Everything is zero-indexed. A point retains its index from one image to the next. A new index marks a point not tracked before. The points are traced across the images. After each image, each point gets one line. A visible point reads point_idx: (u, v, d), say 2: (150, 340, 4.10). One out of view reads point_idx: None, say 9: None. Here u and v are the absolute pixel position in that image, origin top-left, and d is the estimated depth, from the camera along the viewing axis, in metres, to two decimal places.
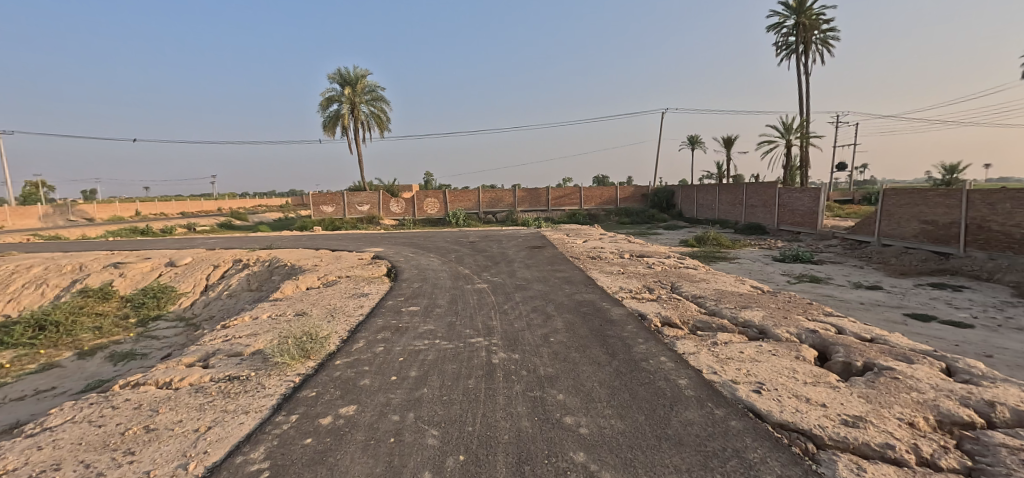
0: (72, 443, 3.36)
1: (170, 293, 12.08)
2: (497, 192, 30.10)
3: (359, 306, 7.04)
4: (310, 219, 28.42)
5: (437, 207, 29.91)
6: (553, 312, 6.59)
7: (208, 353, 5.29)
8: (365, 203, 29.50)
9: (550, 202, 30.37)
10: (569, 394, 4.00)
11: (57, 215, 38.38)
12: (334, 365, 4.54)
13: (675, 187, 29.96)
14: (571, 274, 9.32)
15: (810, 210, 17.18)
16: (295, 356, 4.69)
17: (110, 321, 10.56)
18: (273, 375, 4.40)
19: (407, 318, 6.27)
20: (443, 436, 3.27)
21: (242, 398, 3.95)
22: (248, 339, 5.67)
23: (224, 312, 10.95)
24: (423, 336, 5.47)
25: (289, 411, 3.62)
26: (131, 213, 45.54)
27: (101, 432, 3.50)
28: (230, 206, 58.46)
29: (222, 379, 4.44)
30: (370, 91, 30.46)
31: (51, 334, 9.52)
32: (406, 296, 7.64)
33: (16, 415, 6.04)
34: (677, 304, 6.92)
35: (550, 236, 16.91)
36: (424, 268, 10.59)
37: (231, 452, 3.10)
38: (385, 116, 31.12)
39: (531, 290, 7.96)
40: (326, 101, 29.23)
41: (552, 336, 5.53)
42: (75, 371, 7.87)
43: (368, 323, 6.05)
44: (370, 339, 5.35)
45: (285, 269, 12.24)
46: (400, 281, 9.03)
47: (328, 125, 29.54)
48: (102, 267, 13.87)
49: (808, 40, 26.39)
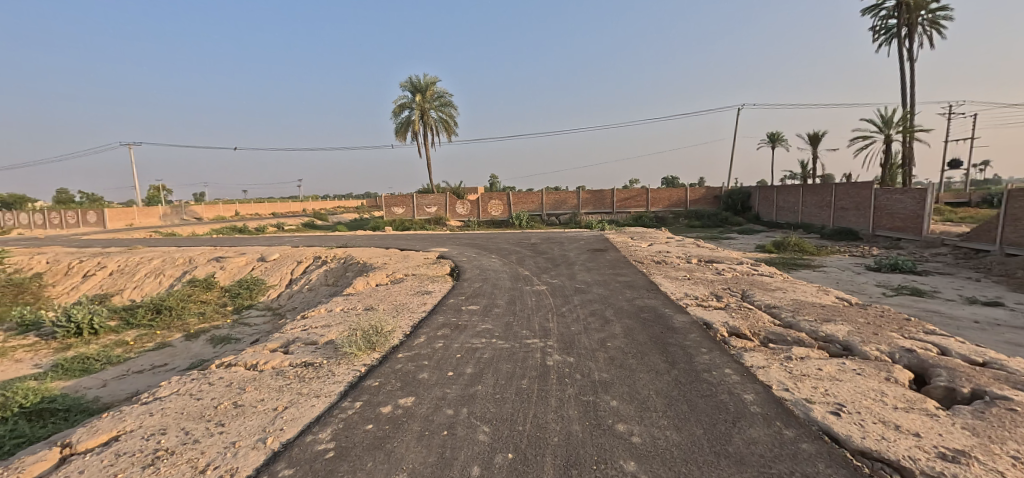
0: (176, 412, 3.87)
1: (261, 285, 13.41)
2: (561, 194, 29.97)
3: (423, 303, 7.37)
4: (383, 219, 30.17)
5: (501, 208, 30.35)
6: (612, 317, 6.44)
7: (289, 340, 5.83)
8: (433, 204, 30.73)
9: (615, 204, 29.72)
10: (624, 401, 3.92)
11: (174, 214, 44.17)
12: (396, 358, 4.80)
13: (752, 188, 28.03)
14: (633, 279, 9.09)
15: (913, 213, 15.34)
16: (362, 347, 5.04)
17: (212, 308, 11.92)
18: (342, 363, 4.75)
19: (467, 317, 6.45)
20: (493, 433, 3.36)
21: (315, 382, 4.31)
22: (322, 329, 6.16)
23: (306, 303, 11.95)
24: (481, 334, 5.62)
25: (354, 397, 3.90)
26: (232, 213, 51.15)
27: (200, 404, 4.00)
28: (314, 206, 63.88)
29: (300, 364, 4.88)
30: (439, 98, 31.63)
31: (166, 317, 10.99)
32: (468, 295, 7.88)
33: (137, 385, 7.06)
34: (747, 313, 6.50)
35: (613, 239, 16.58)
36: (485, 268, 10.83)
37: (303, 431, 3.40)
38: (453, 121, 32.22)
39: (590, 294, 7.87)
40: (398, 108, 30.89)
41: (609, 340, 5.44)
42: (183, 350, 8.99)
43: (430, 319, 6.32)
44: (431, 335, 5.59)
45: (358, 266, 13.09)
46: (463, 280, 9.33)
47: (399, 130, 31.12)
48: (207, 261, 15.68)
49: (913, 21, 23.56)
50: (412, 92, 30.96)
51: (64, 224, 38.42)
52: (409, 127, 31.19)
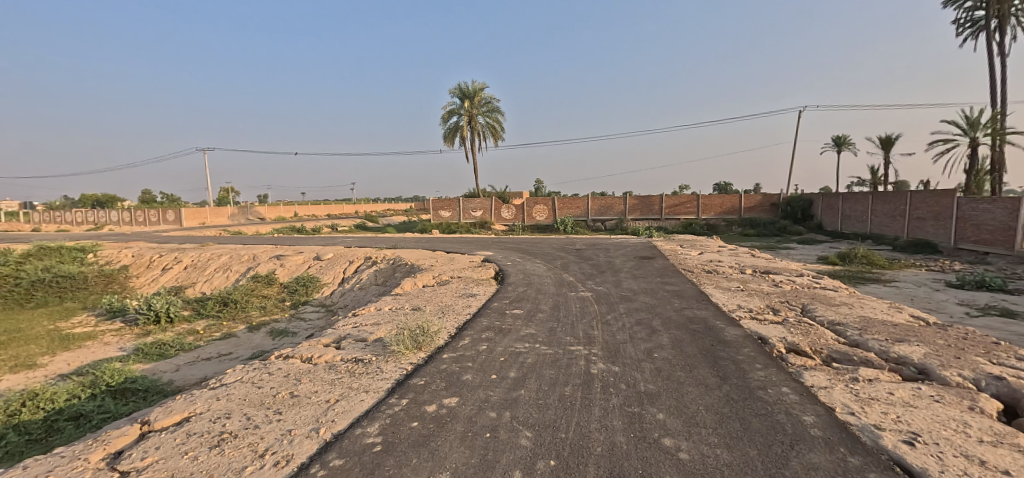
0: (240, 398, 4.14)
1: (316, 283, 14.11)
2: (607, 200, 29.51)
3: (467, 305, 7.47)
4: (430, 222, 30.94)
5: (546, 213, 30.26)
6: (659, 327, 6.25)
7: (341, 336, 6.09)
8: (478, 208, 31.20)
9: (664, 211, 28.88)
10: (671, 414, 3.78)
11: (241, 214, 47.48)
12: (441, 358, 4.90)
13: (815, 196, 26.37)
14: (683, 288, 8.78)
15: (1003, 225, 13.87)
16: (409, 346, 5.18)
17: (272, 302, 12.68)
18: (391, 361, 4.90)
19: (511, 321, 6.48)
20: (535, 438, 3.34)
21: (365, 378, 4.48)
22: (372, 327, 6.39)
23: (356, 301, 12.45)
24: (525, 339, 5.62)
25: (401, 394, 4.01)
26: (291, 214, 54.22)
27: (260, 392, 4.26)
28: (366, 209, 66.64)
29: (351, 359, 5.08)
30: (486, 103, 32.14)
31: (232, 309, 11.82)
32: (512, 299, 7.92)
33: (205, 370, 7.63)
34: (808, 329, 6.10)
35: (661, 247, 16.11)
36: (529, 273, 10.83)
37: (352, 424, 3.54)
38: (500, 126, 32.57)
39: (637, 302, 7.67)
40: (447, 114, 31.64)
41: (656, 351, 5.28)
42: (246, 340, 9.63)
43: (475, 322, 6.39)
44: (475, 337, 5.66)
45: (406, 268, 13.50)
46: (507, 284, 9.38)
47: (448, 136, 31.87)
48: (268, 258, 16.69)
49: (1005, 12, 21.36)
50: (461, 99, 31.61)
51: (146, 221, 42.22)
52: (457, 133, 31.86)
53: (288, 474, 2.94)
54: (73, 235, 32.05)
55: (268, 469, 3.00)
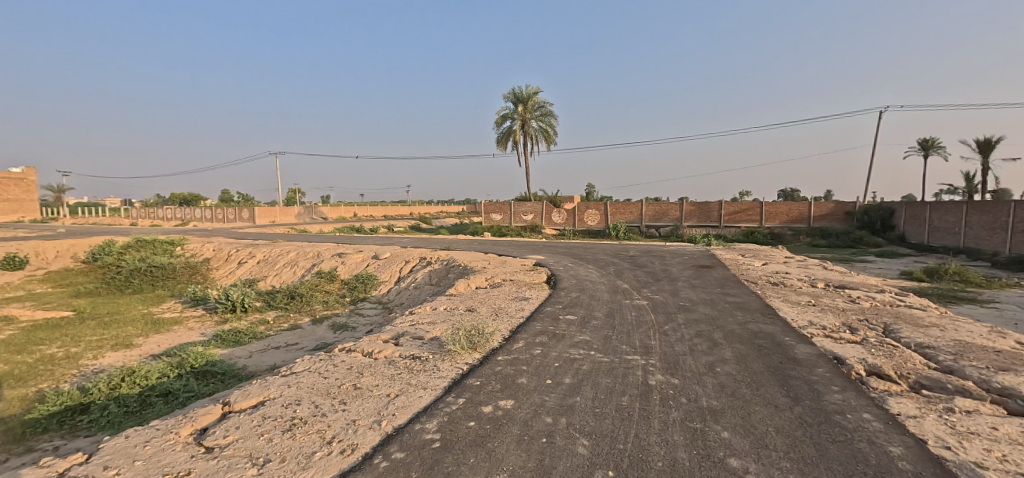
0: (308, 387, 4.39)
1: (374, 281, 14.71)
2: (662, 206, 28.56)
3: (520, 308, 7.49)
4: (482, 225, 31.41)
5: (597, 218, 29.70)
6: (721, 340, 5.95)
7: (399, 333, 6.30)
8: (530, 212, 31.31)
9: (723, 218, 27.52)
10: (737, 434, 3.58)
11: (306, 213, 50.58)
12: (496, 360, 4.93)
13: (897, 204, 24.12)
14: (746, 300, 8.31)
15: None
16: (464, 346, 5.26)
17: (334, 297, 13.37)
18: (447, 360, 5.00)
19: (564, 326, 6.41)
20: (592, 447, 3.28)
21: (422, 375, 4.60)
22: (428, 325, 6.56)
23: (412, 300, 12.86)
24: (579, 345, 5.54)
25: (458, 394, 4.08)
26: (352, 215, 57.02)
27: (326, 382, 4.48)
28: (420, 210, 68.91)
29: (409, 356, 5.24)
30: (540, 108, 32.20)
31: (298, 302, 12.58)
32: (565, 304, 7.84)
33: (274, 358, 8.17)
34: (891, 351, 5.58)
35: (721, 255, 15.36)
36: (582, 278, 10.69)
37: (412, 419, 3.64)
38: (553, 130, 32.51)
39: (696, 313, 7.35)
40: (501, 119, 32.02)
41: (719, 365, 5.03)
42: (310, 332, 10.21)
43: (528, 326, 6.39)
44: (529, 341, 5.66)
45: (459, 269, 13.78)
46: (560, 289, 9.31)
47: (501, 140, 32.25)
48: (331, 255, 17.63)
49: None
50: (515, 103, 31.90)
51: (224, 219, 45.98)
52: (510, 137, 32.15)
53: (354, 463, 3.06)
54: (166, 230, 35.66)
55: (335, 456, 3.15)
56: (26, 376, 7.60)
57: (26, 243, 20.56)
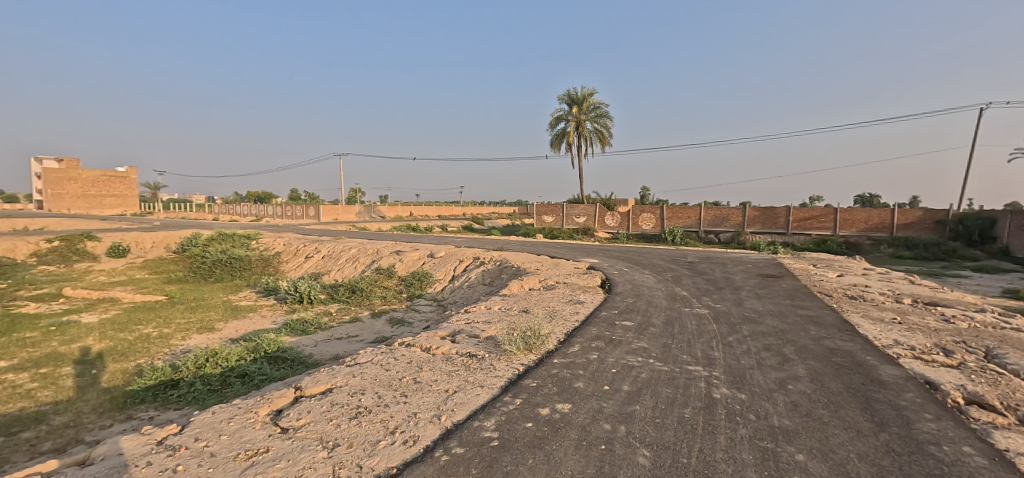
0: (372, 378, 4.58)
1: (429, 279, 15.13)
2: (723, 210, 27.20)
3: (575, 312, 7.40)
4: (533, 227, 31.46)
5: (653, 222, 28.69)
6: (792, 355, 5.56)
7: (456, 330, 6.43)
8: (582, 215, 30.99)
9: (790, 225, 25.65)
10: (814, 457, 3.32)
11: (366, 212, 53.04)
12: (552, 363, 4.90)
13: (1000, 213, 21.49)
14: (820, 314, 7.72)
15: None
16: (520, 347, 5.27)
17: (392, 293, 13.90)
18: (503, 359, 5.04)
19: (621, 332, 6.26)
20: (654, 458, 3.17)
21: (479, 373, 4.66)
22: (484, 325, 6.64)
23: (465, 299, 13.09)
24: (637, 353, 5.39)
25: (515, 394, 4.10)
26: (408, 213, 59.10)
27: (388, 375, 4.66)
28: (472, 211, 70.21)
29: (465, 354, 5.33)
30: (595, 109, 31.76)
31: (359, 296, 13.21)
32: (621, 310, 7.66)
33: (337, 349, 8.61)
34: (996, 379, 4.96)
35: (790, 265, 14.39)
36: (638, 284, 10.40)
37: (471, 416, 3.69)
38: (608, 132, 31.95)
39: (764, 326, 6.92)
40: (555, 120, 31.93)
41: (790, 382, 4.71)
42: (369, 325, 10.68)
43: (584, 330, 6.30)
44: (585, 345, 5.58)
45: (512, 270, 13.87)
46: (615, 294, 9.12)
47: (554, 142, 32.14)
48: (389, 252, 18.33)
49: None
50: (569, 104, 31.69)
51: (293, 215, 49.15)
52: (564, 138, 31.97)
53: (415, 454, 3.16)
54: (244, 225, 38.77)
55: (398, 446, 3.26)
56: (127, 352, 8.51)
57: (129, 234, 23.09)
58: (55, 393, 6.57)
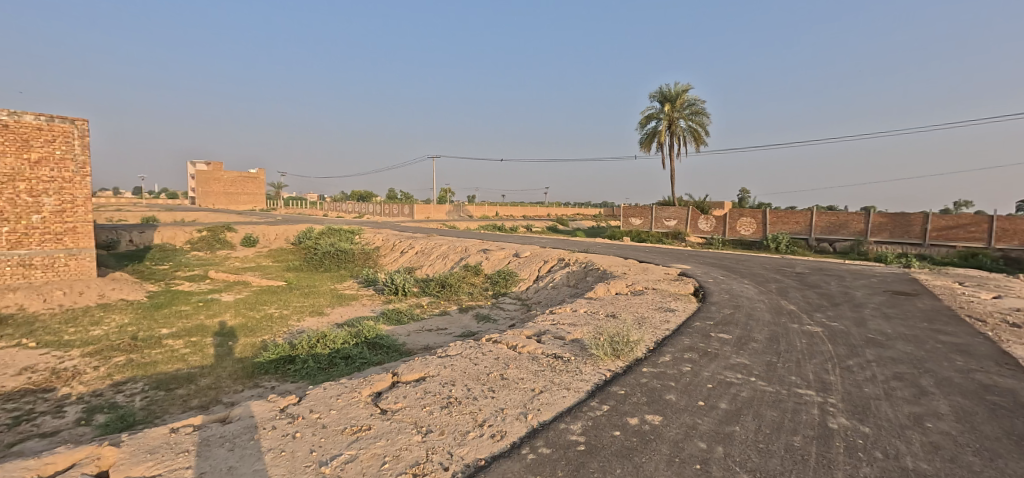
0: (462, 370, 4.78)
1: (514, 277, 15.39)
2: (841, 217, 24.17)
3: (666, 320, 7.06)
4: (620, 230, 30.64)
5: (752, 227, 26.44)
6: (930, 388, 4.78)
7: (541, 330, 6.46)
8: (673, 218, 29.54)
9: (928, 235, 21.80)
10: None
11: (455, 211, 55.49)
12: (641, 372, 4.73)
13: None
14: (969, 342, 6.53)
15: None
16: (607, 352, 5.16)
17: (478, 290, 14.37)
18: (590, 364, 4.97)
19: (718, 345, 5.85)
20: None
21: (566, 375, 4.64)
22: (569, 327, 6.60)
23: (549, 299, 13.11)
24: (737, 369, 4.99)
25: (602, 400, 4.01)
26: (494, 213, 60.72)
27: (477, 369, 4.82)
28: (557, 212, 70.25)
29: (551, 354, 5.33)
30: (690, 105, 30.02)
31: (448, 291, 13.84)
32: (717, 321, 7.15)
33: (428, 339, 9.09)
34: None
35: (927, 282, 12.36)
36: (736, 294, 9.64)
37: (557, 418, 3.69)
38: (704, 130, 30.02)
39: (893, 351, 6.02)
40: (645, 119, 30.77)
41: (929, 419, 4.04)
42: (457, 320, 11.13)
43: (676, 339, 5.98)
44: (677, 356, 5.30)
45: (598, 273, 13.61)
46: (710, 303, 8.54)
47: (644, 141, 30.96)
48: (476, 250, 18.98)
49: None
50: (662, 102, 30.27)
51: (390, 212, 53.00)
52: (654, 138, 30.68)
53: (503, 449, 3.24)
54: (349, 221, 42.61)
55: (486, 439, 3.36)
56: (256, 329, 9.78)
57: (259, 226, 26.56)
58: (201, 359, 7.76)
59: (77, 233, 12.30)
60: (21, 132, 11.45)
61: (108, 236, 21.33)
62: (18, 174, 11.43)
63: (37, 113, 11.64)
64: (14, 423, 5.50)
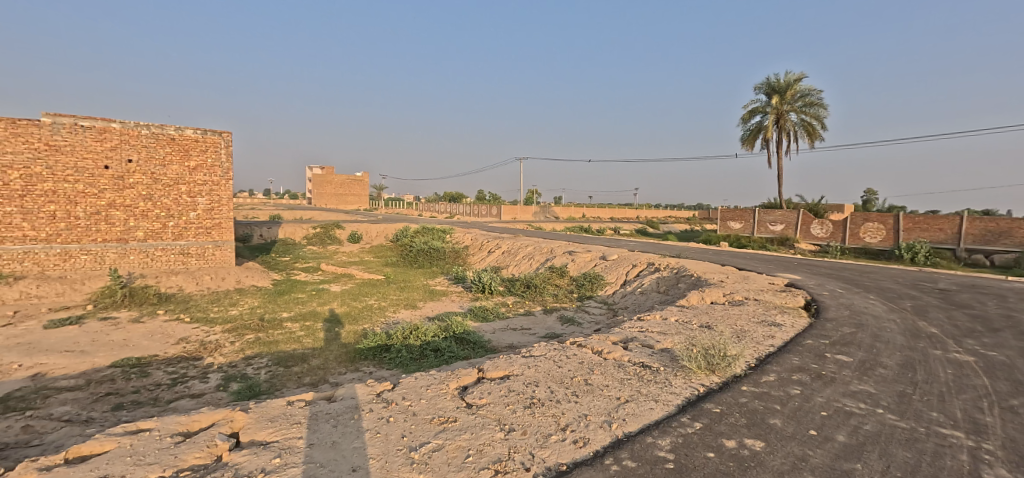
0: (545, 371, 4.77)
1: (601, 281, 15.05)
2: (1002, 224, 20.11)
3: (770, 335, 6.41)
4: (717, 234, 28.57)
5: (879, 235, 23.05)
6: None
7: (628, 337, 6.23)
8: (780, 222, 26.85)
9: None
10: None
11: (542, 212, 55.83)
12: (740, 390, 4.34)
13: None
14: None
15: None
16: (701, 366, 4.81)
17: (563, 292, 14.29)
18: (681, 376, 4.67)
19: (834, 368, 5.16)
20: None
21: (654, 386, 4.41)
22: (659, 335, 6.27)
23: (637, 305, 12.62)
24: (858, 397, 4.36)
25: (694, 417, 3.75)
26: (580, 215, 60.03)
27: (561, 372, 4.77)
28: (647, 214, 67.45)
29: (639, 363, 5.11)
30: (802, 96, 27.05)
31: (533, 291, 13.96)
32: (834, 340, 6.33)
33: (512, 338, 9.24)
34: None
35: None
36: (858, 311, 8.46)
37: (644, 431, 3.52)
38: (819, 123, 26.85)
39: None
40: (749, 114, 28.33)
41: None
42: (541, 321, 11.17)
43: (782, 358, 5.40)
44: (783, 376, 4.78)
45: (691, 280, 12.81)
46: (825, 320, 7.59)
47: (747, 138, 28.53)
48: (562, 252, 18.91)
49: None
50: (768, 94, 27.66)
51: (479, 212, 54.87)
52: (759, 134, 28.12)
53: (586, 456, 3.16)
54: (442, 221, 44.92)
55: (569, 444, 3.31)
56: (358, 318, 10.71)
57: (363, 224, 29.04)
58: (313, 342, 8.68)
59: (221, 228, 14.40)
60: (184, 143, 13.70)
61: (245, 230, 24.76)
62: (181, 179, 13.70)
63: (195, 127, 13.83)
64: (172, 383, 6.60)
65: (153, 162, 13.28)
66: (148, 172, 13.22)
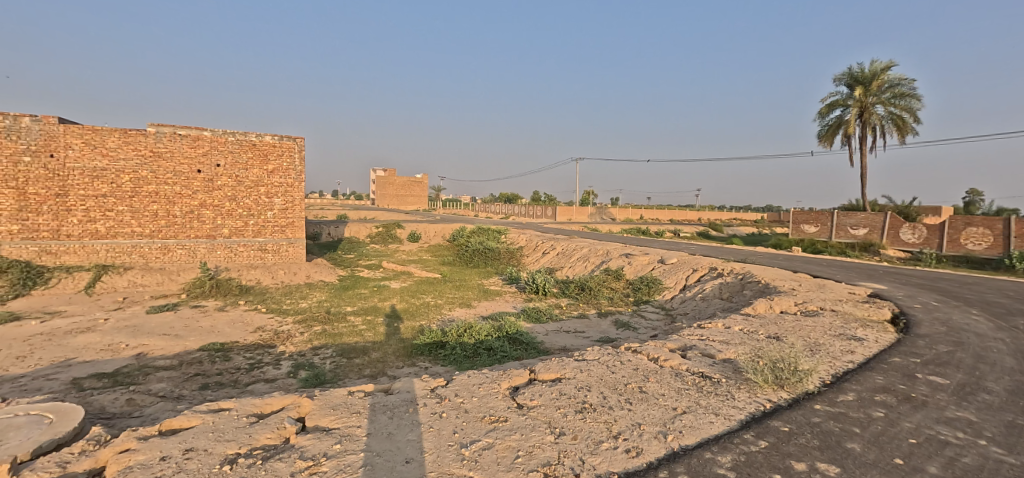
0: (598, 377, 4.66)
1: (658, 285, 14.52)
2: None
3: (849, 350, 5.86)
4: (789, 238, 26.65)
5: (985, 241, 20.39)
6: None
7: (687, 345, 5.95)
8: (863, 226, 24.56)
9: None
10: None
11: (598, 214, 54.88)
12: (812, 409, 3.99)
13: None
14: None
15: None
16: (768, 380, 4.48)
17: (618, 295, 13.94)
18: (745, 390, 4.39)
19: (926, 390, 4.62)
20: None
21: (714, 399, 4.17)
22: (721, 344, 5.94)
23: (697, 312, 12.04)
24: (956, 425, 3.87)
25: (759, 434, 3.50)
26: (638, 217, 58.35)
27: (614, 378, 4.64)
28: (710, 217, 64.28)
29: (698, 373, 4.86)
30: (891, 87, 24.58)
31: (587, 294, 13.74)
32: (926, 359, 5.67)
33: (565, 341, 9.15)
34: None
35: None
36: (957, 327, 7.53)
37: (702, 445, 3.34)
38: (911, 117, 24.25)
39: None
40: (827, 108, 26.17)
41: None
42: (595, 324, 10.97)
43: (862, 376, 4.92)
44: (863, 396, 4.34)
45: (758, 287, 12.02)
46: (915, 336, 6.82)
47: (825, 134, 26.36)
48: (618, 254, 18.47)
49: None
50: (850, 86, 25.41)
51: (534, 214, 54.96)
52: (839, 129, 25.89)
53: (638, 467, 3.05)
54: (497, 222, 45.44)
55: (621, 453, 3.21)
56: (416, 314, 11.08)
57: (422, 224, 30.04)
58: (374, 335, 9.10)
59: (295, 226, 15.47)
60: (263, 149, 14.86)
61: (315, 229, 26.45)
62: (260, 181, 14.88)
63: (273, 134, 14.94)
64: (250, 368, 7.19)
65: (238, 166, 14.52)
66: (233, 175, 14.49)
